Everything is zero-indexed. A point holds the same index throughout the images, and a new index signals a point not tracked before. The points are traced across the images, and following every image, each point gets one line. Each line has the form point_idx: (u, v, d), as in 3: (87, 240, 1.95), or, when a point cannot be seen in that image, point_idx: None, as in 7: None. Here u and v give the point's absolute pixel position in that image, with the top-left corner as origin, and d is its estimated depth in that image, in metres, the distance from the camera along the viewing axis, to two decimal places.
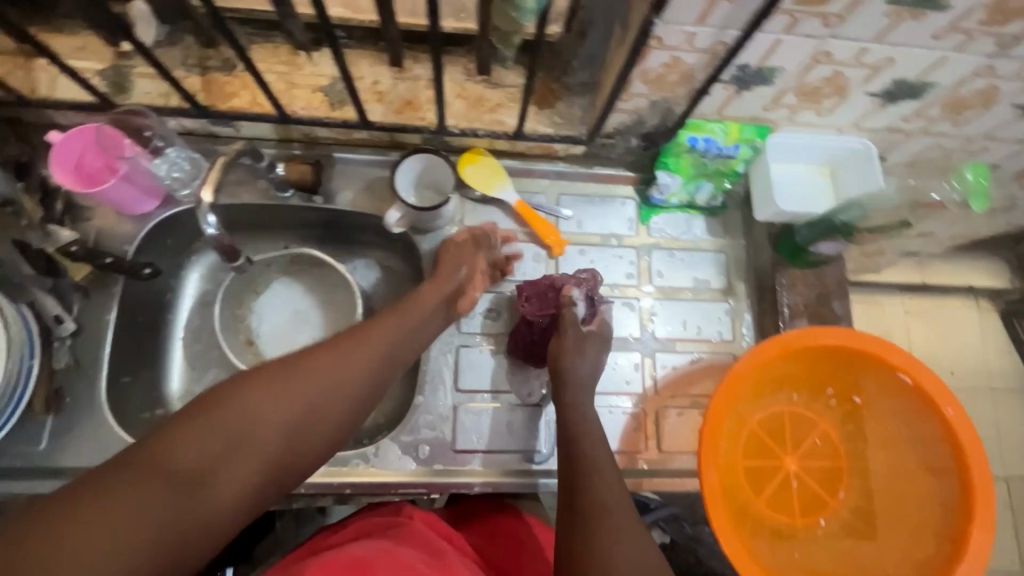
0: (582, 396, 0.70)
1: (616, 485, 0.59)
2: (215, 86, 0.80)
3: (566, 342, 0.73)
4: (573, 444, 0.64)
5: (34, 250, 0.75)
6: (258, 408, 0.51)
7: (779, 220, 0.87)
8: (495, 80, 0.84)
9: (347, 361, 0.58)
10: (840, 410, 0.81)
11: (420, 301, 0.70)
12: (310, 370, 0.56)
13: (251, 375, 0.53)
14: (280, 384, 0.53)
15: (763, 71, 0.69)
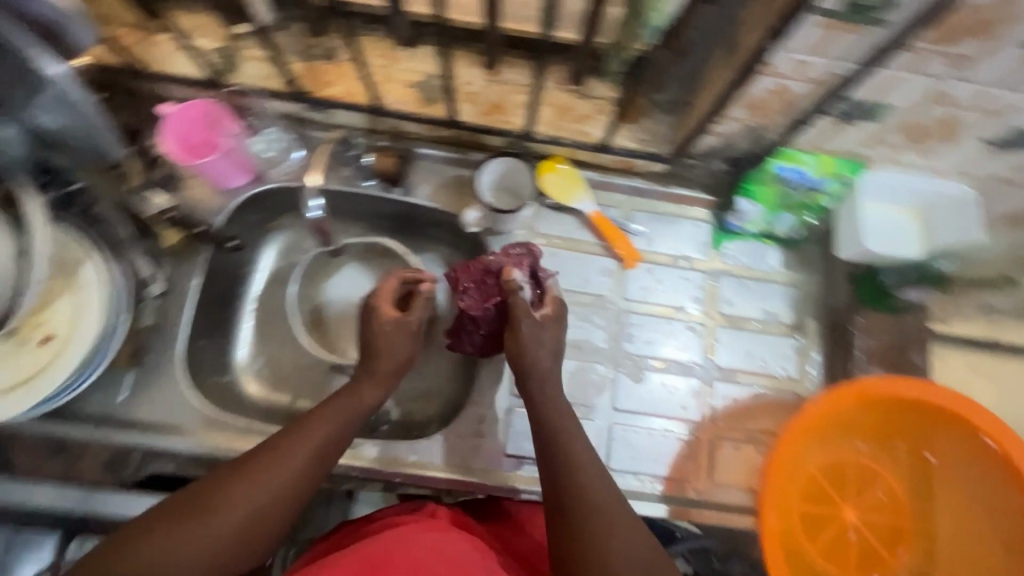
0: (551, 386, 0.68)
1: (602, 481, 0.60)
2: (317, 73, 0.83)
3: (527, 333, 0.69)
4: (556, 441, 0.63)
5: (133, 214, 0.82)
6: (157, 552, 0.52)
7: (862, 260, 0.84)
8: (587, 91, 0.83)
9: (266, 480, 0.58)
10: (909, 466, 0.78)
11: (356, 393, 0.68)
12: (229, 499, 0.57)
13: (151, 518, 0.54)
14: (197, 516, 0.55)
15: (871, 107, 0.67)
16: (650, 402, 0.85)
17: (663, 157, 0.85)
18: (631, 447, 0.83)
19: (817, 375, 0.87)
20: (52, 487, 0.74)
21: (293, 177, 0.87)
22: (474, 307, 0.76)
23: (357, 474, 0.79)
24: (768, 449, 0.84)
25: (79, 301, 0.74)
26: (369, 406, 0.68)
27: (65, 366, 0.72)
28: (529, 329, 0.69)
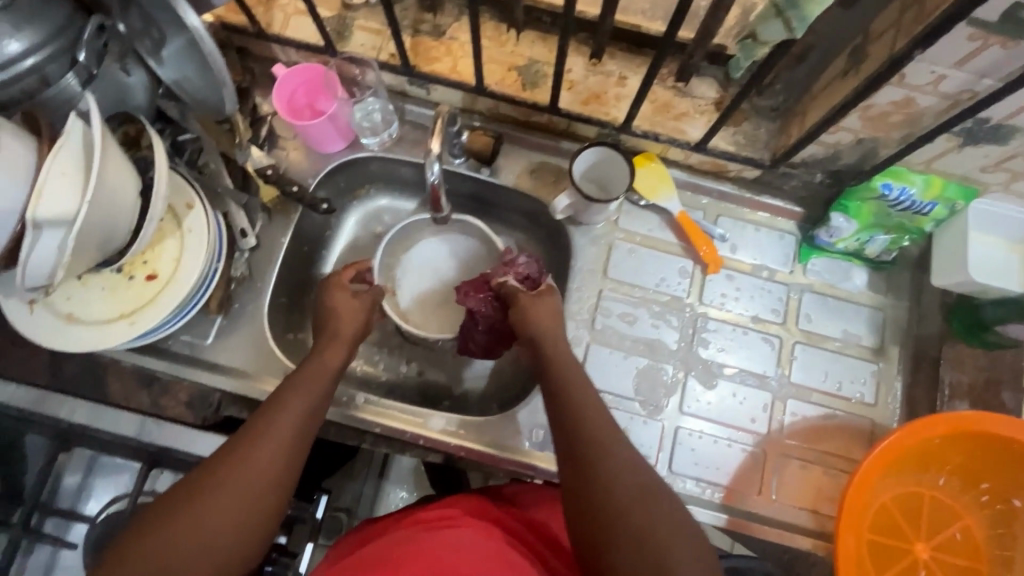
0: (561, 357, 0.69)
1: (619, 445, 0.60)
2: (422, 49, 0.85)
3: (529, 310, 0.73)
4: (572, 413, 0.63)
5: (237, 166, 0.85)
6: (174, 533, 0.54)
7: (958, 289, 0.81)
8: (688, 89, 0.83)
9: (255, 454, 0.58)
10: (990, 509, 0.74)
11: (318, 361, 0.68)
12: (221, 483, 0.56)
13: (158, 506, 0.55)
14: (192, 509, 0.55)
15: (1002, 129, 0.64)
16: (719, 409, 0.83)
17: (761, 164, 0.82)
18: (694, 452, 0.81)
19: (896, 404, 0.83)
20: (138, 418, 0.77)
21: (386, 148, 0.90)
22: (477, 306, 0.80)
23: (421, 442, 0.81)
24: (836, 471, 0.81)
25: (182, 245, 0.77)
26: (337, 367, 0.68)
27: (164, 304, 0.75)
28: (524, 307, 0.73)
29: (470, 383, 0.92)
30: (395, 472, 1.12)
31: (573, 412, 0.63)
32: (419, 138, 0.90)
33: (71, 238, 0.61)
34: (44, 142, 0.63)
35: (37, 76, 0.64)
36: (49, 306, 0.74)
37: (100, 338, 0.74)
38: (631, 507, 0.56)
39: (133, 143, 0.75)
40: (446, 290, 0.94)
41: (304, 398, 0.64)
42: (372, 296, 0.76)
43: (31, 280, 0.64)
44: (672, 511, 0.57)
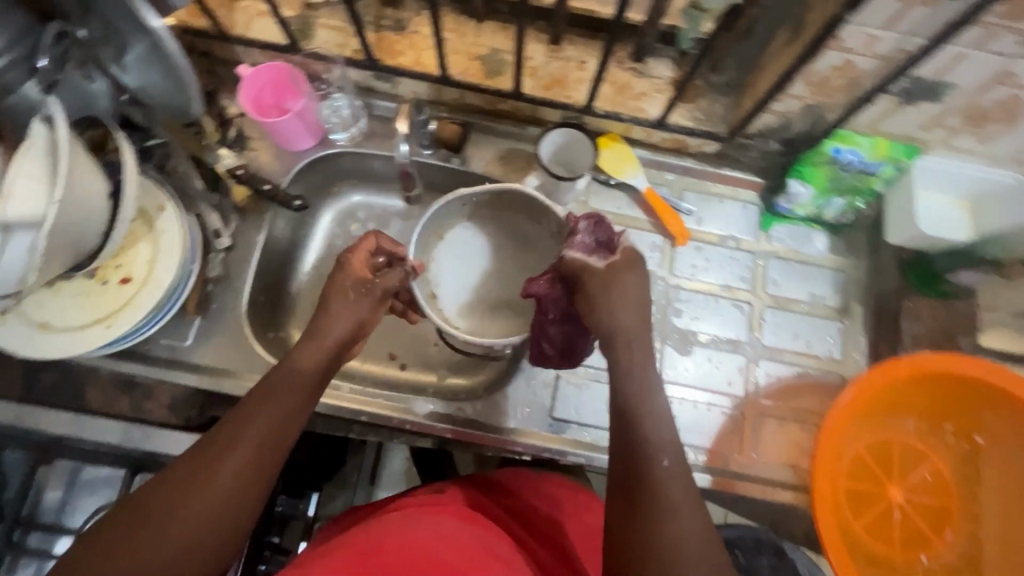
0: (636, 351, 0.63)
1: (669, 458, 0.58)
2: (386, 43, 0.87)
3: (609, 288, 0.65)
4: (629, 414, 0.60)
5: (206, 167, 0.87)
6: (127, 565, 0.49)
7: (912, 245, 0.86)
8: (645, 70, 0.86)
9: (220, 472, 0.54)
10: (955, 448, 0.78)
11: (295, 365, 0.63)
12: (182, 504, 0.52)
13: (107, 532, 0.50)
14: (147, 532, 0.50)
15: (934, 86, 0.69)
16: (696, 375, 0.86)
17: (719, 137, 0.86)
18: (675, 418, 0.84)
19: (862, 358, 0.87)
20: (124, 425, 0.77)
21: (355, 143, 0.91)
22: (545, 290, 0.71)
23: (407, 428, 0.82)
24: (811, 427, 0.85)
25: (155, 247, 0.77)
26: (316, 373, 0.64)
27: (140, 307, 0.75)
28: (602, 286, 0.64)
29: (453, 370, 0.93)
30: (386, 475, 1.14)
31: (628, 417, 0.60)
32: (389, 131, 0.92)
33: (40, 238, 0.61)
34: None
35: None
36: (21, 315, 0.73)
37: (75, 344, 0.73)
38: (669, 523, 0.54)
39: (101, 148, 0.75)
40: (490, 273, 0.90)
41: (275, 410, 0.59)
42: (381, 289, 0.71)
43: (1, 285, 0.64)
44: (705, 532, 0.54)
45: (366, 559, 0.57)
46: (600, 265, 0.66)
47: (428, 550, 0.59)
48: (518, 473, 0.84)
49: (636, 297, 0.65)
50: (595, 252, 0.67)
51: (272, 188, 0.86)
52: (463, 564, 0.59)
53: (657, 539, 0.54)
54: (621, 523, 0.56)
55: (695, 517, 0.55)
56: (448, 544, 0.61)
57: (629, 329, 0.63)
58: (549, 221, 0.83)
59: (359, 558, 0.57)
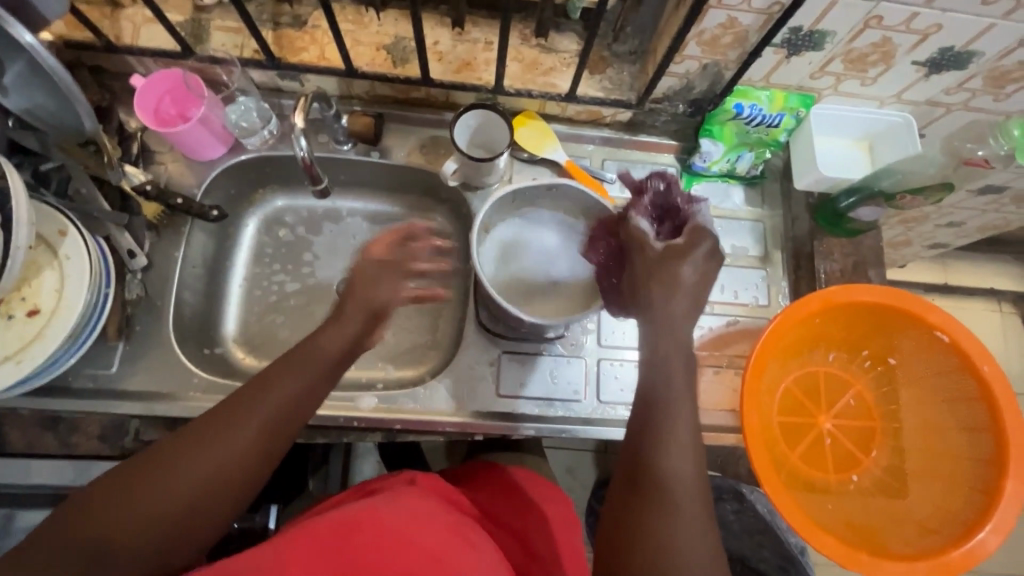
0: (665, 341, 0.60)
1: (674, 453, 0.56)
2: (286, 41, 0.85)
3: (662, 278, 0.61)
4: (650, 399, 0.59)
5: (111, 186, 0.82)
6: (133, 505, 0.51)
7: (818, 189, 0.89)
8: (551, 45, 0.88)
9: (238, 433, 0.55)
10: (872, 372, 0.84)
11: (322, 342, 0.62)
12: (192, 461, 0.54)
13: (129, 468, 0.53)
14: (161, 481, 0.52)
15: (814, 35, 0.72)
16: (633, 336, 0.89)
17: (629, 104, 0.88)
18: (619, 379, 0.86)
19: (786, 301, 0.92)
20: (67, 463, 0.74)
21: (269, 146, 0.89)
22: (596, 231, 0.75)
23: (356, 425, 0.82)
24: None
25: (62, 274, 0.73)
26: (337, 358, 0.63)
27: (51, 338, 0.71)
28: (654, 264, 0.62)
29: (400, 363, 0.94)
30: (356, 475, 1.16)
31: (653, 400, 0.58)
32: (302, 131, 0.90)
33: None
34: None
35: None
36: None
37: None
38: (667, 510, 0.53)
39: None
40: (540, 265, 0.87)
41: (296, 384, 0.59)
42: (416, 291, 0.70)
43: None
44: (704, 536, 0.53)
45: (342, 537, 0.54)
46: (658, 247, 0.63)
47: (407, 524, 0.57)
48: (468, 470, 0.88)
49: (693, 278, 0.61)
50: (656, 225, 0.68)
51: (185, 202, 0.83)
52: (445, 540, 0.58)
53: (654, 534, 0.52)
54: (628, 514, 0.54)
55: (695, 517, 0.53)
56: (427, 523, 0.59)
57: (682, 297, 0.61)
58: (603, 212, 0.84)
59: (336, 535, 0.54)
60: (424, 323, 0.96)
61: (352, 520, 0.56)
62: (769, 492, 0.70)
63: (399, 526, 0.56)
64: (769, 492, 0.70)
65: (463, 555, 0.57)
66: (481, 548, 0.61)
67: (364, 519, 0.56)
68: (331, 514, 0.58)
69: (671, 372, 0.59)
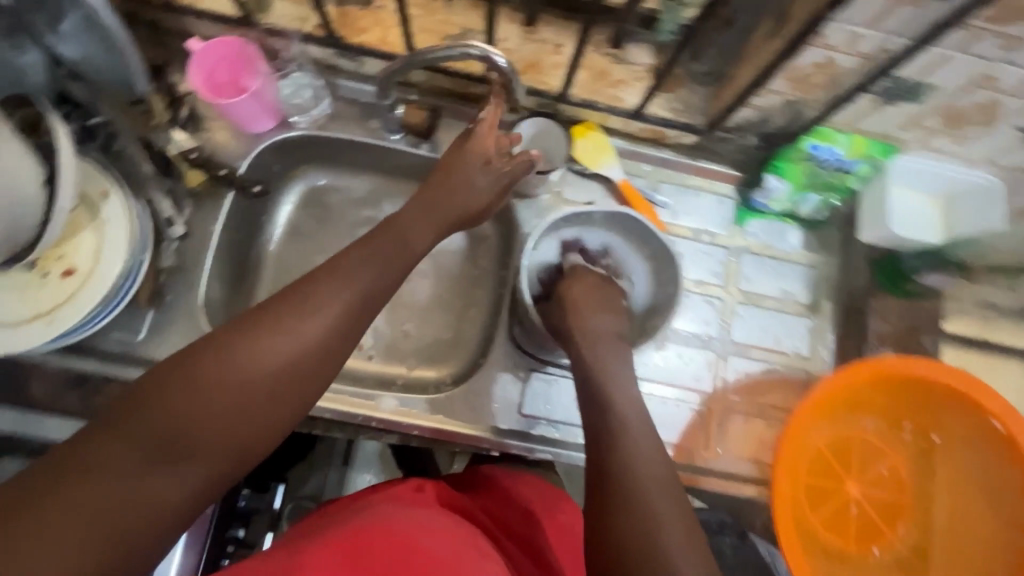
0: (602, 348, 0.67)
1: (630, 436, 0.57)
2: (349, 19, 0.81)
3: (562, 305, 0.72)
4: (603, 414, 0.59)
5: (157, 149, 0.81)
6: (260, 349, 0.48)
7: (883, 245, 0.85)
8: (624, 56, 0.83)
9: (353, 275, 0.54)
10: (912, 446, 0.81)
11: (360, 266, 0.55)
12: (256, 354, 0.48)
13: (254, 316, 0.50)
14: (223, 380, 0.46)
15: (915, 87, 0.67)
16: (665, 370, 0.86)
17: (697, 130, 0.84)
18: None
19: (830, 355, 0.88)
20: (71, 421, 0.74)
21: (318, 125, 0.86)
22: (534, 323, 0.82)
23: (374, 425, 0.81)
24: (776, 423, 0.86)
25: (101, 237, 0.72)
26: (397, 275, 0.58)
27: (85, 301, 0.70)
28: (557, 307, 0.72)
29: (422, 362, 0.92)
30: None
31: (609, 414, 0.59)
32: (353, 113, 0.87)
33: None
34: None
35: None
36: None
37: (15, 340, 0.68)
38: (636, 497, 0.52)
39: (33, 128, 0.68)
40: None
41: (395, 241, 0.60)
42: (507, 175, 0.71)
43: None
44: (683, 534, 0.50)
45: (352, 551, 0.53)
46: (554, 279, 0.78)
47: (422, 539, 0.55)
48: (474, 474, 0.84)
49: (595, 293, 0.72)
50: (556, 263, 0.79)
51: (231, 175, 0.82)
52: (455, 547, 0.56)
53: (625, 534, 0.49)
54: (594, 524, 0.52)
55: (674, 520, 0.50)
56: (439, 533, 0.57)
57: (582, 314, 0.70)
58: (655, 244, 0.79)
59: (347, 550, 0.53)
60: (450, 325, 0.94)
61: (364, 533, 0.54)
62: (793, 564, 0.67)
63: (413, 540, 0.55)
64: (793, 563, 0.68)
65: (460, 556, 0.55)
66: (491, 556, 0.58)
67: (379, 533, 0.55)
68: (347, 528, 0.57)
69: (610, 380, 0.62)
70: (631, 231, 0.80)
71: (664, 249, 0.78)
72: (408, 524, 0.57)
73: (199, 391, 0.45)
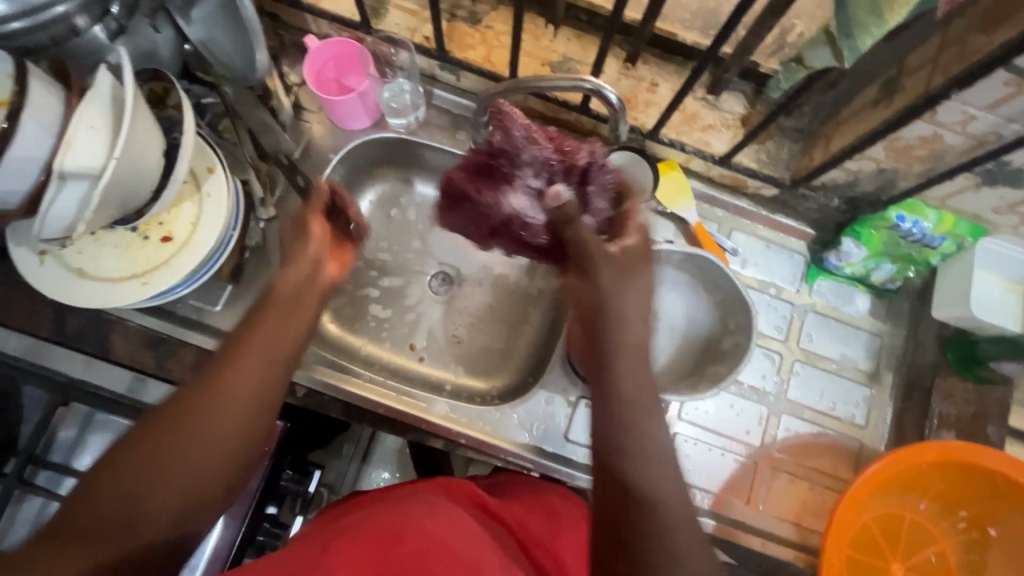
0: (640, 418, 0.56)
1: (657, 506, 0.51)
2: (457, 34, 0.85)
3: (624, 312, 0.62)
4: (620, 461, 0.54)
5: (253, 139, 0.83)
6: (197, 426, 0.53)
7: (959, 323, 0.82)
8: (717, 102, 0.84)
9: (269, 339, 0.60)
10: (965, 535, 0.78)
11: (269, 326, 0.61)
12: (190, 436, 0.53)
13: (181, 396, 0.55)
14: (171, 444, 0.52)
15: (1020, 174, 0.66)
16: (715, 418, 0.85)
17: (782, 183, 0.84)
18: (688, 458, 0.83)
19: (885, 428, 0.86)
20: (129, 374, 0.78)
21: (410, 130, 0.89)
22: (501, 204, 0.72)
23: (422, 426, 0.83)
24: (821, 488, 0.84)
25: (200, 209, 0.76)
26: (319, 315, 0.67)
27: (178, 268, 0.74)
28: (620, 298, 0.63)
29: (471, 372, 0.93)
30: (378, 454, 1.19)
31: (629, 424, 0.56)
32: (443, 123, 0.90)
33: (94, 192, 0.61)
34: (72, 93, 0.61)
35: (66, 24, 0.63)
36: (59, 259, 0.73)
37: (111, 295, 0.73)
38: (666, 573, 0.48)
39: (159, 101, 0.74)
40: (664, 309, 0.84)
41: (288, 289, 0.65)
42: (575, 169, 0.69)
43: (50, 230, 0.64)
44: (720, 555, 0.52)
45: (386, 547, 0.55)
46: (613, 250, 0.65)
47: (452, 545, 0.56)
48: (511, 483, 0.78)
49: (640, 326, 0.62)
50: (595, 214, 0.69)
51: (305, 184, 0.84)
52: (486, 552, 0.58)
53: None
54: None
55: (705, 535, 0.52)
56: (469, 535, 0.59)
57: (632, 345, 0.61)
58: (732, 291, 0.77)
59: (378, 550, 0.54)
60: (501, 338, 0.94)
61: (395, 533, 0.56)
62: None
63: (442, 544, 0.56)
64: None
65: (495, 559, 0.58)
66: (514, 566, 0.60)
67: (412, 532, 0.57)
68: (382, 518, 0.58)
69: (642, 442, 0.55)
70: (706, 273, 0.79)
71: (735, 294, 0.77)
72: (435, 526, 0.58)
73: (158, 459, 0.51)
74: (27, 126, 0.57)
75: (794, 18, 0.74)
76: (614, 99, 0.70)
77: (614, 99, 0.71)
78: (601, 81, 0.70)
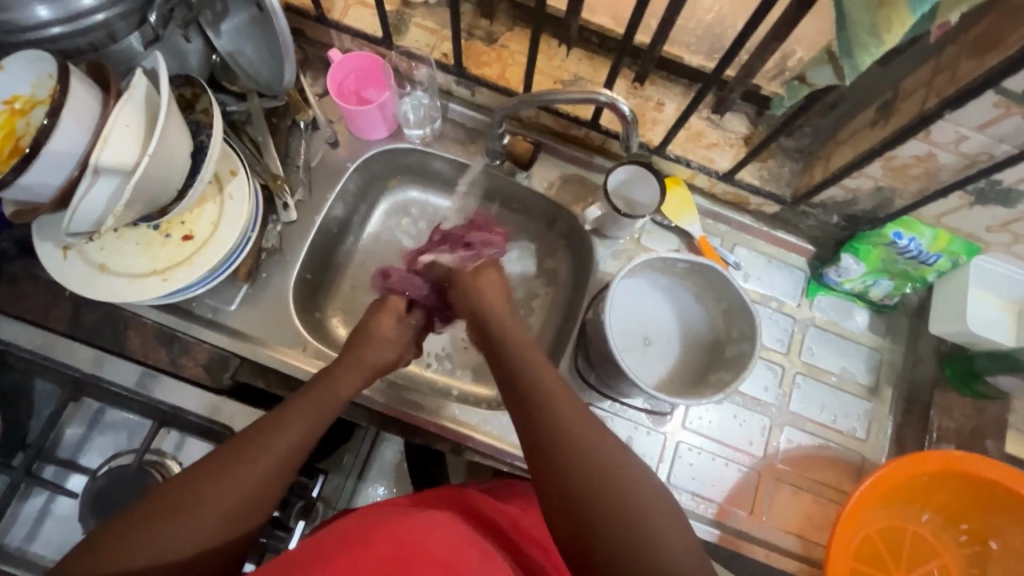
0: (524, 347, 0.67)
1: (558, 414, 0.59)
2: (474, 52, 0.90)
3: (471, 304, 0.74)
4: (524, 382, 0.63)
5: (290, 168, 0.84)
6: (303, 423, 0.63)
7: (955, 338, 0.85)
8: (721, 122, 0.88)
9: (365, 354, 0.74)
10: (968, 548, 0.79)
11: (367, 347, 0.74)
12: (286, 428, 0.62)
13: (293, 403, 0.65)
14: (264, 433, 0.61)
15: (1010, 193, 0.69)
16: (721, 429, 0.86)
17: (783, 200, 0.87)
18: (691, 467, 0.84)
19: (886, 441, 0.87)
20: (139, 368, 0.77)
21: (425, 143, 0.93)
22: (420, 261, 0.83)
23: (430, 430, 0.84)
24: (823, 500, 0.85)
25: (221, 210, 0.78)
26: (378, 362, 0.75)
27: (197, 267, 0.76)
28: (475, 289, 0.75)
29: (478, 379, 0.94)
30: (376, 465, 1.19)
31: (518, 376, 0.63)
32: (457, 137, 0.94)
33: (126, 186, 0.64)
34: (109, 94, 0.64)
35: (105, 31, 0.67)
36: (82, 255, 0.75)
37: (132, 291, 0.74)
38: (583, 469, 0.55)
39: (188, 106, 0.77)
40: (661, 315, 0.87)
41: (393, 325, 0.78)
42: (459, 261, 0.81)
43: (78, 224, 0.67)
44: (639, 470, 0.56)
45: (357, 546, 0.62)
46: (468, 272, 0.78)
47: (417, 539, 0.63)
48: (508, 487, 0.81)
49: (504, 309, 0.73)
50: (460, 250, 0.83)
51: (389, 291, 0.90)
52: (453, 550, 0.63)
53: (602, 484, 0.54)
54: (551, 471, 0.56)
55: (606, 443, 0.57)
56: (439, 535, 0.65)
57: (513, 329, 0.70)
58: (736, 302, 0.79)
59: (353, 548, 0.61)
60: None
61: (365, 535, 0.63)
62: None
63: (409, 537, 0.63)
64: None
65: (465, 555, 0.63)
66: (487, 561, 0.64)
67: (374, 537, 0.62)
68: (353, 526, 0.65)
69: (530, 366, 0.64)
70: (711, 284, 0.81)
71: (741, 305, 0.78)
72: (401, 523, 0.65)
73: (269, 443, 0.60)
74: (68, 122, 0.60)
75: (795, 44, 0.78)
76: (625, 111, 0.73)
77: (627, 113, 0.74)
78: (614, 93, 0.73)
